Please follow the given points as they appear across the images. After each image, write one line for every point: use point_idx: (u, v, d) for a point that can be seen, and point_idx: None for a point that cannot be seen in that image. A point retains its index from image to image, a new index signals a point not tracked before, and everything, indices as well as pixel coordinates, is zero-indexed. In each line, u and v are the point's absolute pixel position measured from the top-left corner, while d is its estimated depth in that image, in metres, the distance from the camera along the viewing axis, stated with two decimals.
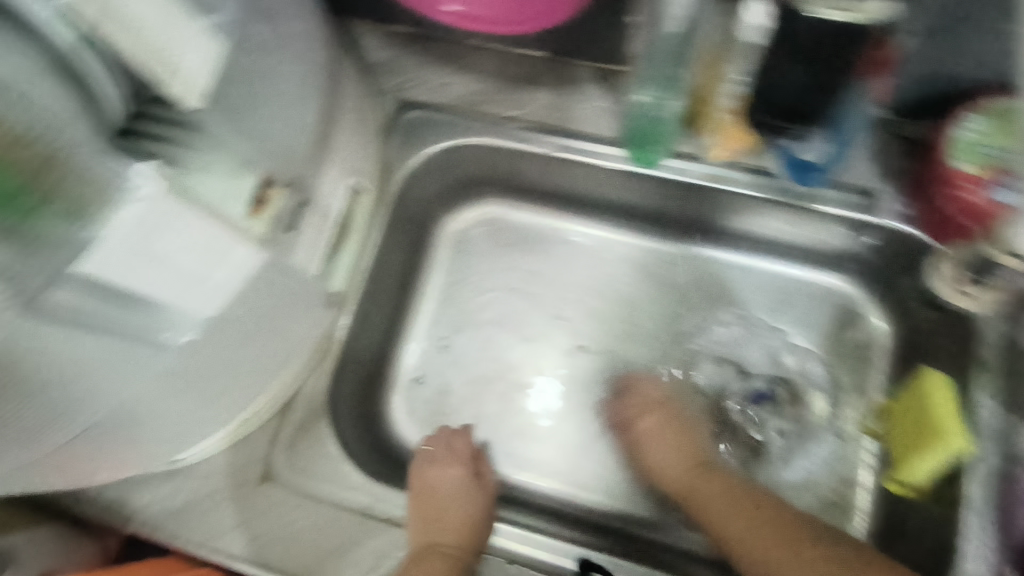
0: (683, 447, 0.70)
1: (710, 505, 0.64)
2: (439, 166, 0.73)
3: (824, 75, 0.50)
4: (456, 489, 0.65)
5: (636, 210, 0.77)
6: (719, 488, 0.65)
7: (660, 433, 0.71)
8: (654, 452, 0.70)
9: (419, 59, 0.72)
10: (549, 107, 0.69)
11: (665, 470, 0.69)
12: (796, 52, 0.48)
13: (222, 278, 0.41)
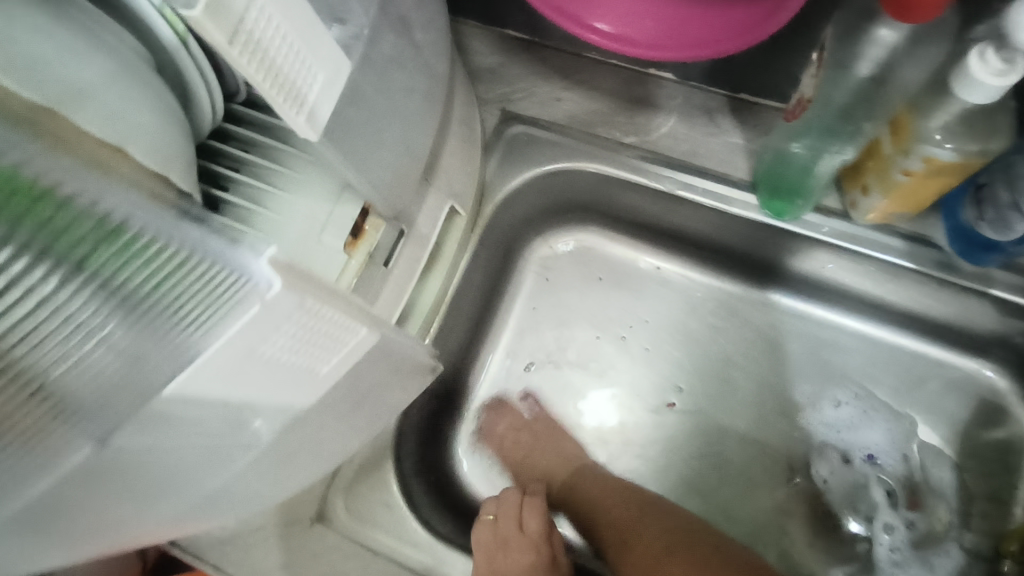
0: (554, 454, 0.65)
1: (603, 514, 0.58)
2: (537, 191, 0.66)
3: None
4: (561, 447, 0.66)
5: (749, 259, 0.68)
6: (614, 499, 0.59)
7: (525, 439, 0.66)
8: (540, 452, 0.66)
9: (529, 70, 0.64)
10: (672, 137, 0.61)
11: (551, 468, 0.65)
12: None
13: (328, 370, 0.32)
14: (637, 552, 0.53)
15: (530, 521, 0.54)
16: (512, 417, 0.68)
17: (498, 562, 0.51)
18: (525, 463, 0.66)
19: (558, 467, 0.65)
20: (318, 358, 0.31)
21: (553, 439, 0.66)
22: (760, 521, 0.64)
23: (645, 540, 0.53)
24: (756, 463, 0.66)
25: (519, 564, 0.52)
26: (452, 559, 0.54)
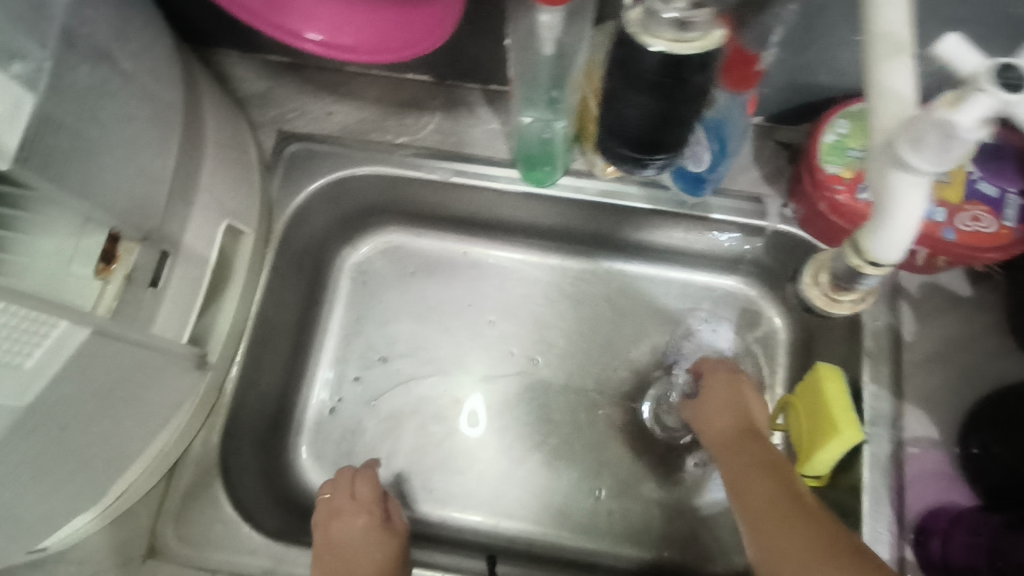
0: (729, 413, 0.63)
1: (739, 464, 0.58)
2: (325, 201, 0.69)
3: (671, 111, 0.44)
4: (739, 401, 0.64)
5: (542, 230, 0.75)
6: (761, 455, 0.58)
7: (725, 397, 0.64)
8: (716, 407, 0.64)
9: (297, 90, 0.69)
10: (438, 132, 0.68)
11: (717, 428, 0.63)
12: (640, 79, 0.42)
13: (34, 363, 0.33)
14: (756, 495, 0.54)
15: (364, 489, 0.61)
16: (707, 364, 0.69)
17: (332, 529, 0.58)
18: (702, 417, 0.65)
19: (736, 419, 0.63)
20: (18, 351, 0.32)
21: (742, 405, 0.63)
22: (586, 455, 0.71)
23: (776, 491, 0.53)
24: (582, 411, 0.72)
25: (354, 527, 0.59)
26: (292, 555, 0.57)
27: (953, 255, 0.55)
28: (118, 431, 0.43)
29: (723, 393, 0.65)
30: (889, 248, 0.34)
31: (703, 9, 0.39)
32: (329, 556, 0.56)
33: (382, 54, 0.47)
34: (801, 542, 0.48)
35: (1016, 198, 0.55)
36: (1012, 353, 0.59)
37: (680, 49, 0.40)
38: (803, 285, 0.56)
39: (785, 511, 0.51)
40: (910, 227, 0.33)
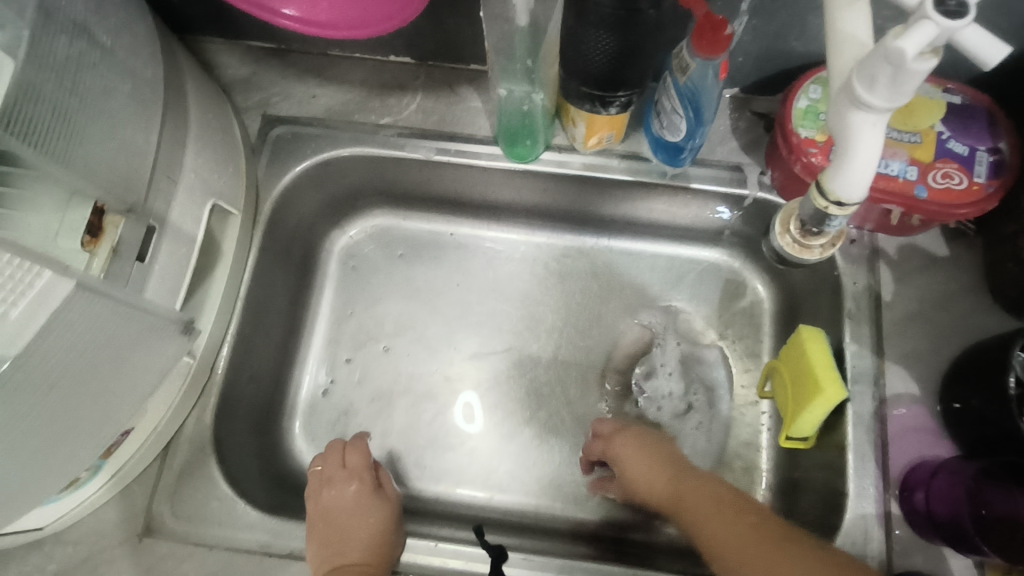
0: (652, 473, 0.61)
1: (709, 540, 0.52)
2: (311, 182, 0.70)
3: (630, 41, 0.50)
4: (650, 458, 0.62)
5: (527, 208, 0.76)
6: (707, 499, 0.55)
7: (638, 463, 0.62)
8: (647, 476, 0.61)
9: (281, 75, 0.70)
10: (421, 112, 0.69)
11: (653, 488, 0.60)
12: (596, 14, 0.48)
13: (19, 314, 0.33)
14: (723, 543, 0.50)
15: (354, 458, 0.63)
16: (607, 430, 0.67)
17: (323, 498, 0.61)
18: (638, 492, 0.62)
19: (663, 475, 0.60)
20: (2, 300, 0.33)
21: (654, 454, 0.62)
22: (577, 428, 0.72)
23: (726, 521, 0.51)
24: (572, 386, 0.73)
25: (345, 494, 0.61)
26: (286, 528, 0.57)
27: (926, 212, 0.56)
28: (106, 398, 0.44)
29: (637, 460, 0.62)
30: (857, 186, 0.36)
31: None
32: (320, 521, 0.59)
33: (364, 28, 0.49)
34: (763, 556, 0.47)
35: (986, 155, 0.56)
36: (990, 309, 0.60)
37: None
38: (773, 235, 0.60)
39: (736, 531, 0.50)
40: (869, 162, 0.35)
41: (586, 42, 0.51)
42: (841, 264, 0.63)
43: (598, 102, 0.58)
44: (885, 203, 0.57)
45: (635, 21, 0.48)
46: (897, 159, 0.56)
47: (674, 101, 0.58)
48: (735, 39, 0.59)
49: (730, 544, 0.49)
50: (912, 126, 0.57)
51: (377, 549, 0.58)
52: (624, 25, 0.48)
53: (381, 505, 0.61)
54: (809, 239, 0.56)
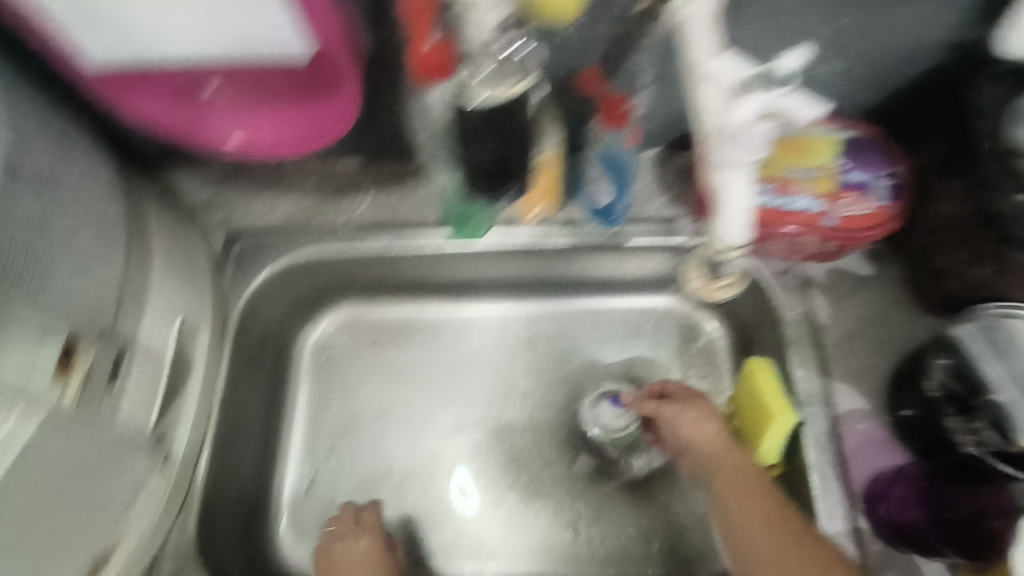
0: (706, 429, 0.65)
1: (745, 513, 0.57)
2: (277, 287, 0.74)
3: (506, 140, 0.55)
4: (707, 418, 0.66)
5: (487, 281, 0.80)
6: (748, 478, 0.60)
7: (693, 419, 0.66)
8: (695, 435, 0.65)
9: (240, 192, 0.75)
10: (372, 208, 0.74)
11: (699, 442, 0.65)
12: (470, 120, 0.51)
13: None
14: (751, 522, 0.57)
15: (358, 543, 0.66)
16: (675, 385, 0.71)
17: None
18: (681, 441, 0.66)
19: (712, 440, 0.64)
20: None
21: (713, 419, 0.66)
22: (560, 487, 0.73)
23: (760, 502, 0.57)
24: (550, 446, 0.75)
25: None
26: None
27: (835, 238, 0.62)
28: None
29: (696, 416, 0.66)
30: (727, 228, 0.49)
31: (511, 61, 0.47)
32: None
33: (309, 142, 0.55)
34: (787, 543, 0.54)
35: (885, 180, 0.61)
36: (919, 319, 0.64)
37: (501, 93, 0.48)
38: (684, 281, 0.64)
39: (772, 518, 0.56)
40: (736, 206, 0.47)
41: (470, 146, 0.54)
42: (778, 296, 0.66)
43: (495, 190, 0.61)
44: (802, 236, 0.62)
45: (509, 128, 0.53)
46: (806, 194, 0.61)
47: (596, 169, 0.66)
48: (645, 109, 0.65)
49: (769, 526, 0.55)
50: (815, 162, 0.62)
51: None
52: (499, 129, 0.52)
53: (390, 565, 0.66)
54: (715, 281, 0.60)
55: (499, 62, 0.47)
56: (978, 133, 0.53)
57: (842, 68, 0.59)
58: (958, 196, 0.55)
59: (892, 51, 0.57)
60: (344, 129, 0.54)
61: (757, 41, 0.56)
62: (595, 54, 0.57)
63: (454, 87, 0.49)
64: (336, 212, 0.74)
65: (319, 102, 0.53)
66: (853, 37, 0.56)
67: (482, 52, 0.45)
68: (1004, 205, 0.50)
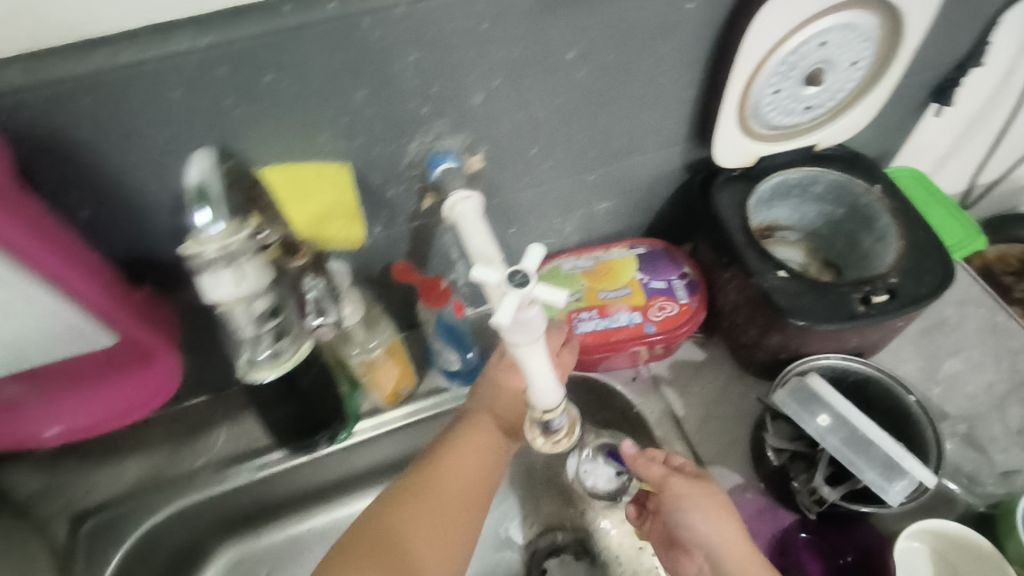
0: (722, 521, 0.53)
1: None
2: (140, 560, 0.66)
3: (308, 400, 0.58)
4: (719, 508, 0.54)
5: (369, 467, 0.77)
6: None
7: (705, 507, 0.54)
8: (707, 528, 0.53)
9: (78, 469, 0.69)
10: (229, 441, 0.71)
11: (706, 538, 0.53)
12: (265, 396, 0.51)
13: None
14: None
15: None
16: (675, 463, 0.59)
17: None
18: (690, 537, 0.54)
19: (728, 535, 0.53)
20: None
21: (727, 508, 0.54)
22: None
23: None
24: None
25: None
26: None
27: (663, 341, 0.68)
28: None
29: (708, 504, 0.54)
30: (544, 393, 0.43)
31: (283, 338, 0.49)
32: (437, 524, 0.54)
33: (139, 408, 0.55)
34: None
35: (679, 281, 0.71)
36: (754, 385, 0.72)
37: (281, 368, 0.49)
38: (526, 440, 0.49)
39: None
40: (544, 377, 0.43)
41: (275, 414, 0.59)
42: (635, 402, 0.72)
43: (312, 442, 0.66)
44: (630, 347, 0.69)
45: (300, 393, 0.56)
46: (622, 311, 0.70)
47: (438, 341, 0.68)
48: (465, 278, 0.70)
49: None
50: (620, 282, 0.71)
51: (463, 539, 0.54)
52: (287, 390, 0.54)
53: (493, 459, 0.60)
54: (556, 439, 0.47)
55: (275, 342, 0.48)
56: (731, 230, 0.64)
57: (609, 204, 0.70)
58: (736, 281, 0.64)
59: (642, 182, 0.68)
60: (171, 391, 0.55)
61: (533, 205, 0.65)
62: (401, 247, 0.63)
63: (239, 369, 0.49)
64: (191, 456, 0.70)
65: (138, 374, 0.53)
66: (609, 181, 0.66)
67: (255, 341, 0.47)
68: (769, 282, 0.60)
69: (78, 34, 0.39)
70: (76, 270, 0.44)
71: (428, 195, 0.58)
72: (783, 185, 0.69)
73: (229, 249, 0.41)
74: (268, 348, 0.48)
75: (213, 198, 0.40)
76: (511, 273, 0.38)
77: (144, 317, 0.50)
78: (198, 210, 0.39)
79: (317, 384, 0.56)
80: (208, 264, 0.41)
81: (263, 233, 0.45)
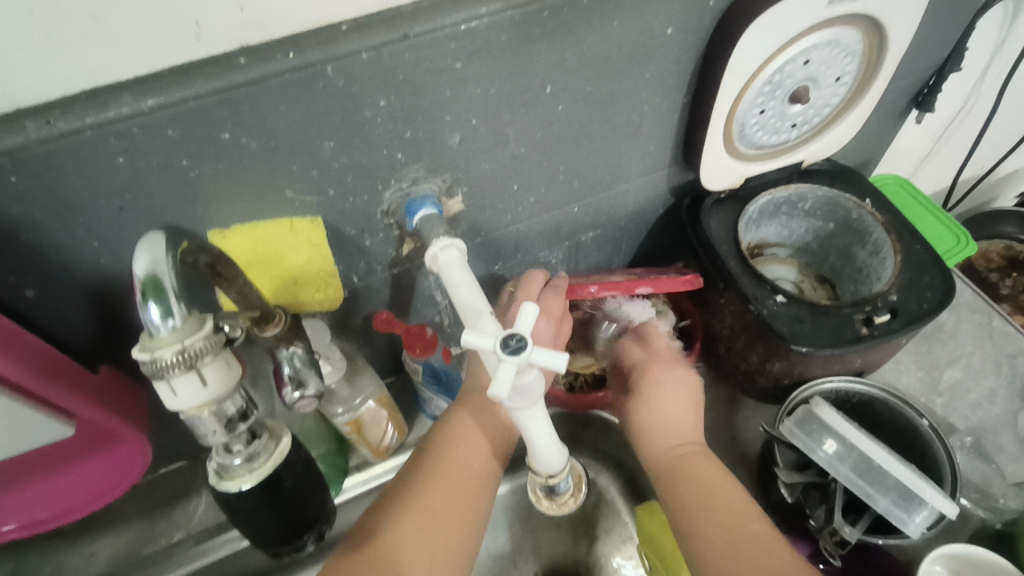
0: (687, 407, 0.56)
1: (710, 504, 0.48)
2: None
3: (295, 510, 0.43)
4: (686, 395, 0.57)
5: None
6: (718, 477, 0.50)
7: (671, 390, 0.57)
8: (666, 394, 0.57)
9: (44, 553, 0.64)
10: (210, 509, 0.67)
11: (669, 418, 0.55)
12: (234, 509, 0.40)
13: None
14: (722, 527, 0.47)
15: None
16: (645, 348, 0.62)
17: None
18: (650, 400, 0.57)
19: (684, 423, 0.55)
20: None
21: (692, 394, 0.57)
22: None
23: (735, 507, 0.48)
24: None
25: None
26: None
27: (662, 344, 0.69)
28: None
29: (676, 387, 0.57)
30: (549, 457, 0.41)
31: (258, 437, 0.41)
32: (421, 546, 0.47)
33: (105, 494, 0.50)
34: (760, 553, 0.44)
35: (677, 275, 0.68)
36: (757, 408, 0.69)
37: (258, 476, 0.39)
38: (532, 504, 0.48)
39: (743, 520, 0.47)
40: (548, 441, 0.40)
41: (240, 523, 0.42)
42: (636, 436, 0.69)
43: (291, 550, 0.46)
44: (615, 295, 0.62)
45: (283, 496, 0.42)
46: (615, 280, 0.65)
47: (428, 391, 0.65)
48: (450, 317, 0.67)
49: (728, 519, 0.47)
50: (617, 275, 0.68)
51: (451, 566, 0.47)
52: (267, 506, 0.40)
53: (490, 450, 0.55)
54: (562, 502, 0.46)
55: (248, 434, 0.40)
56: (723, 254, 0.62)
57: (595, 233, 0.67)
58: (730, 307, 0.62)
59: (628, 207, 0.66)
60: (139, 474, 0.50)
61: (517, 240, 0.62)
62: (382, 294, 0.60)
63: (211, 478, 0.40)
64: (169, 529, 0.66)
65: (106, 461, 0.49)
66: (594, 211, 0.64)
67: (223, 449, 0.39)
68: (767, 307, 0.58)
69: (8, 103, 0.35)
70: (11, 361, 0.39)
71: (406, 241, 0.55)
72: (772, 203, 0.67)
73: (187, 351, 0.35)
74: (242, 456, 0.39)
75: (166, 291, 0.34)
76: (506, 336, 0.35)
77: (103, 401, 0.46)
78: (144, 307, 0.34)
79: (302, 488, 0.43)
80: (162, 369, 0.35)
81: (230, 326, 0.40)
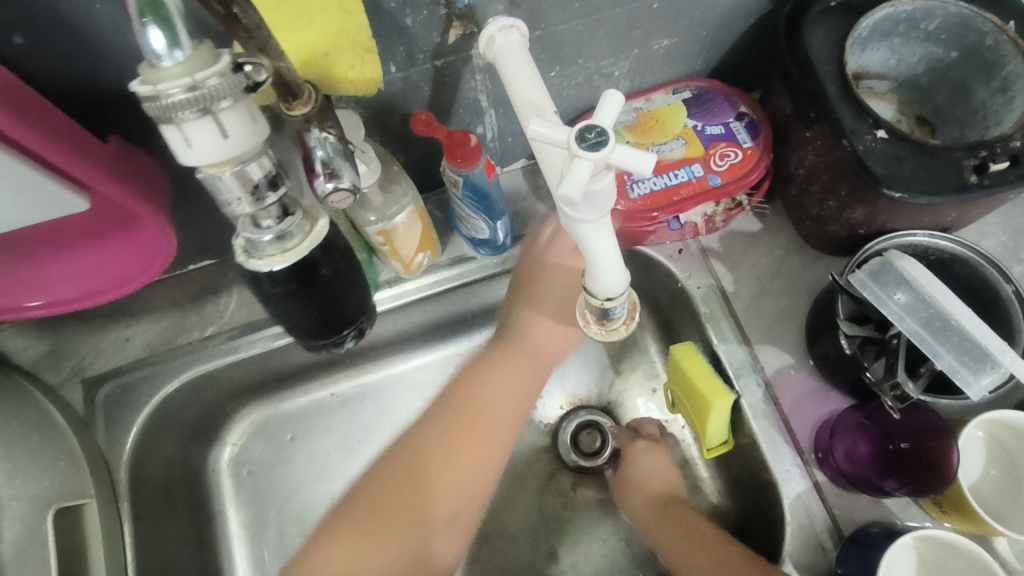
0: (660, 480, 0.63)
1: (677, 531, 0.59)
2: (161, 429, 0.65)
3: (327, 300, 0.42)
4: (664, 470, 0.64)
5: (394, 337, 0.72)
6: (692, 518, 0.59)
7: (653, 467, 0.64)
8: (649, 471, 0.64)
9: (84, 332, 0.65)
10: (241, 308, 0.67)
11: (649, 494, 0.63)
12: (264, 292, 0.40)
13: None
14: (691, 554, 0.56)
15: None
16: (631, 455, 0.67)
17: None
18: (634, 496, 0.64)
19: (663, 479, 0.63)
20: None
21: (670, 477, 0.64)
22: (526, 529, 0.68)
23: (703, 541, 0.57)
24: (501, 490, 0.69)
25: None
26: None
27: (730, 192, 0.60)
28: None
29: (651, 464, 0.64)
30: (609, 279, 0.37)
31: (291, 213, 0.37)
32: (442, 492, 0.57)
33: (134, 280, 0.49)
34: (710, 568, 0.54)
35: (737, 123, 0.62)
36: (816, 258, 0.64)
37: (292, 258, 0.38)
38: (579, 327, 0.44)
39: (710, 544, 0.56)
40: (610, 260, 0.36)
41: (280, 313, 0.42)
42: (681, 276, 0.65)
43: (331, 344, 0.47)
44: (699, 204, 0.60)
45: (320, 284, 0.41)
46: (681, 165, 0.61)
47: (465, 209, 0.60)
48: (495, 129, 0.60)
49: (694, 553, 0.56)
50: (671, 134, 0.62)
51: (471, 491, 0.58)
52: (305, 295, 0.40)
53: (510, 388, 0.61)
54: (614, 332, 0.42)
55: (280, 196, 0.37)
56: (822, 78, 0.53)
57: (669, 43, 0.58)
58: (816, 142, 0.55)
59: (715, 13, 0.56)
60: (160, 269, 0.49)
61: (580, 41, 0.53)
62: (421, 94, 0.53)
63: (237, 255, 0.38)
64: (201, 322, 0.66)
65: (130, 242, 0.48)
66: (674, 12, 0.54)
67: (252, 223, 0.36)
68: (864, 144, 0.50)
69: None
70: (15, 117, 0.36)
71: (454, 27, 0.46)
72: (893, 20, 0.56)
73: (199, 89, 0.30)
74: (270, 234, 0.37)
75: (170, 11, 0.29)
76: (583, 128, 0.30)
77: (120, 175, 0.43)
78: (149, 29, 0.29)
79: (337, 280, 0.42)
80: (173, 108, 0.30)
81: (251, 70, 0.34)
